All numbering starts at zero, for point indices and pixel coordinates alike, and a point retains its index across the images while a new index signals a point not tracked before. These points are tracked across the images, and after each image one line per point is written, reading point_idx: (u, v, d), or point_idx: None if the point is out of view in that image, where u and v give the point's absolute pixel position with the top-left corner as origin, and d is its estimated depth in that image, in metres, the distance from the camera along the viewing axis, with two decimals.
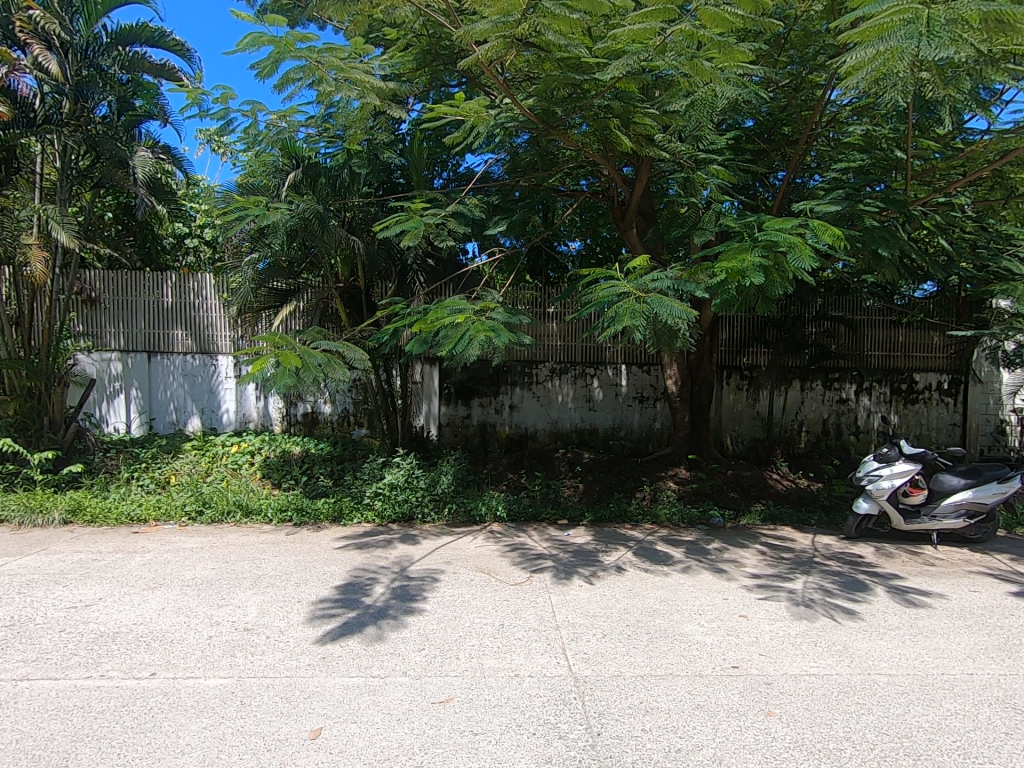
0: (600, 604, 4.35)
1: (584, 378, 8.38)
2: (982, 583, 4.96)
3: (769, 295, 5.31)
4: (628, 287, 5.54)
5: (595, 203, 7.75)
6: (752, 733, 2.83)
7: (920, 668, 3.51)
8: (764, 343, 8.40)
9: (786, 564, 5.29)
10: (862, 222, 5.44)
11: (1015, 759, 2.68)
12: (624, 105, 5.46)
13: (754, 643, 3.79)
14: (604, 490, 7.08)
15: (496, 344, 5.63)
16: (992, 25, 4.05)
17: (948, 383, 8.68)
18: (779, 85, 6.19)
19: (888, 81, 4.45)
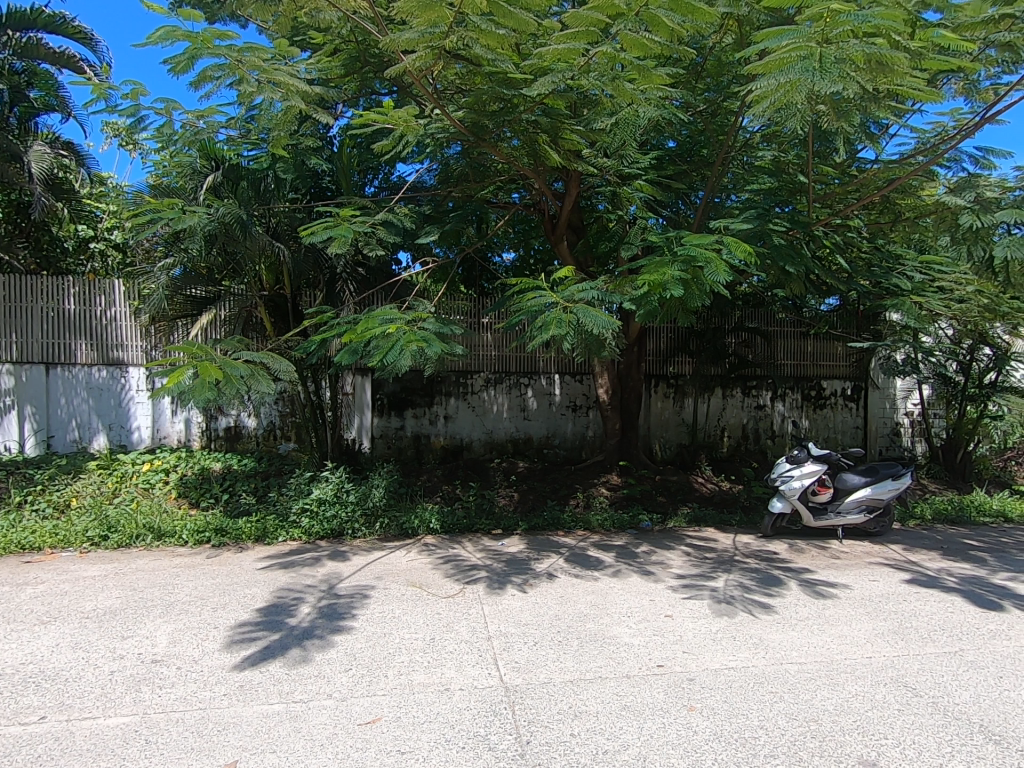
0: (531, 611, 4.38)
1: (519, 387, 8.47)
2: (880, 573, 5.39)
3: (689, 307, 5.58)
4: (556, 300, 5.69)
5: (526, 216, 7.93)
6: (675, 729, 2.93)
7: (826, 655, 3.77)
8: (688, 353, 8.84)
9: (709, 564, 5.54)
10: (771, 241, 5.85)
11: (906, 733, 2.92)
12: (551, 121, 5.65)
13: (678, 641, 3.94)
14: (539, 498, 7.14)
15: (428, 354, 5.56)
16: (875, 66, 4.50)
17: (851, 389, 9.47)
18: (696, 109, 6.64)
19: (788, 111, 4.86)
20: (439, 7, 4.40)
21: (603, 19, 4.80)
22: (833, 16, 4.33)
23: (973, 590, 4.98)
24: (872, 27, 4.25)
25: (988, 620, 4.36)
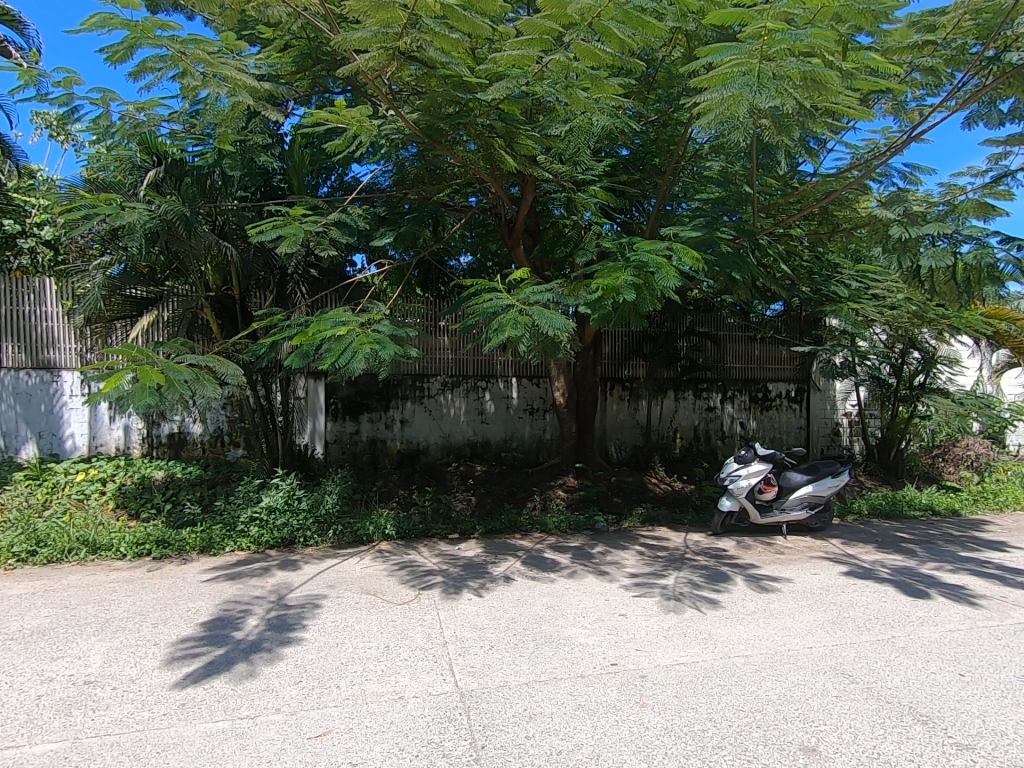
0: (488, 615, 4.38)
1: (476, 390, 8.45)
2: (821, 566, 5.65)
3: (641, 311, 5.72)
4: (512, 303, 5.72)
5: (483, 220, 7.96)
6: (627, 726, 2.98)
7: (770, 647, 3.92)
8: (642, 356, 9.04)
9: (661, 562, 5.67)
10: (719, 248, 6.07)
11: (843, 718, 3.07)
12: (506, 126, 5.68)
13: (631, 639, 4.01)
14: (496, 502, 7.14)
15: (382, 357, 5.48)
16: (810, 84, 4.74)
17: (795, 391, 9.92)
18: (648, 119, 6.83)
19: (732, 124, 5.07)
20: (392, 8, 4.36)
21: (556, 28, 4.88)
22: (772, 35, 4.55)
23: (903, 580, 5.30)
24: (807, 47, 4.49)
25: (917, 608, 4.64)
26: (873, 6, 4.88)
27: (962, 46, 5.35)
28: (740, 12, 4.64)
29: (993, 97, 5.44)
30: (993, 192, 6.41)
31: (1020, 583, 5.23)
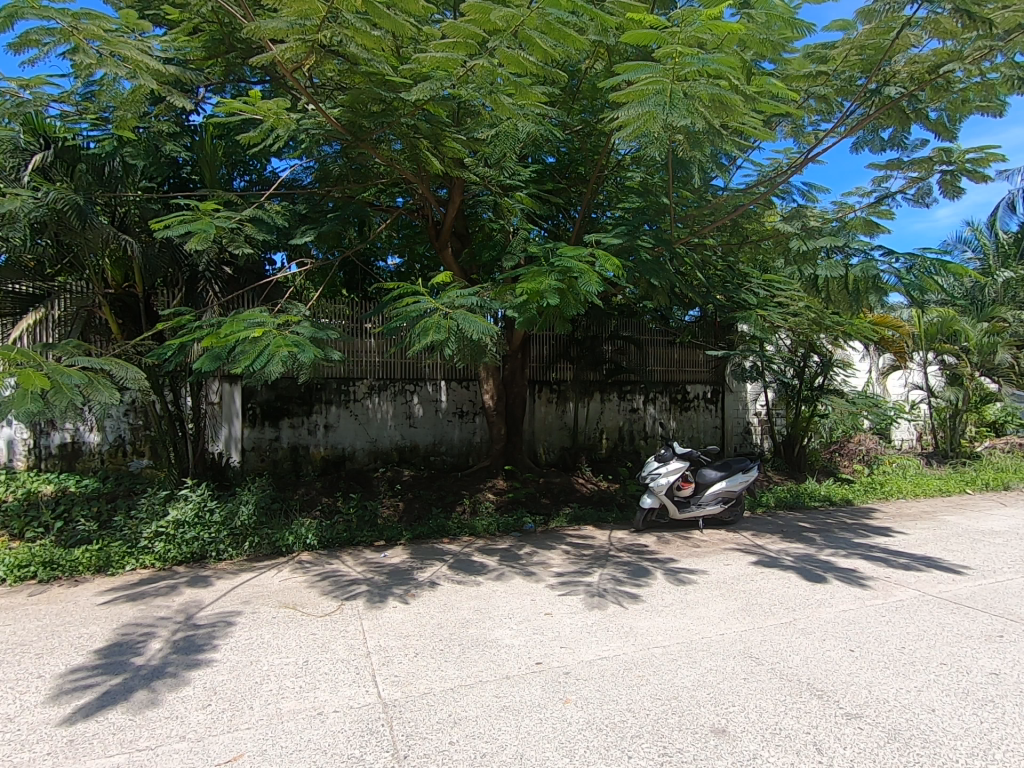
0: (413, 622, 4.30)
1: (404, 394, 8.30)
2: (733, 557, 6.01)
3: (566, 315, 5.85)
4: (438, 306, 5.67)
5: (411, 221, 7.86)
6: (550, 723, 3.02)
7: (687, 636, 4.12)
8: (569, 359, 9.24)
9: (586, 560, 5.81)
10: (639, 256, 6.33)
11: (750, 699, 3.27)
12: (431, 128, 5.62)
13: (556, 637, 4.08)
14: (425, 507, 7.04)
15: (301, 360, 5.25)
16: (718, 104, 5.05)
17: (711, 393, 10.51)
18: (573, 128, 7.02)
19: (649, 138, 5.30)
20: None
21: (480, 33, 4.89)
22: (683, 56, 4.82)
23: (804, 566, 5.73)
24: (715, 69, 4.79)
25: (815, 591, 5.03)
26: (772, 36, 5.28)
27: (849, 78, 5.89)
28: (654, 33, 4.88)
29: (876, 126, 6.02)
30: (877, 211, 7.08)
31: (901, 564, 5.81)
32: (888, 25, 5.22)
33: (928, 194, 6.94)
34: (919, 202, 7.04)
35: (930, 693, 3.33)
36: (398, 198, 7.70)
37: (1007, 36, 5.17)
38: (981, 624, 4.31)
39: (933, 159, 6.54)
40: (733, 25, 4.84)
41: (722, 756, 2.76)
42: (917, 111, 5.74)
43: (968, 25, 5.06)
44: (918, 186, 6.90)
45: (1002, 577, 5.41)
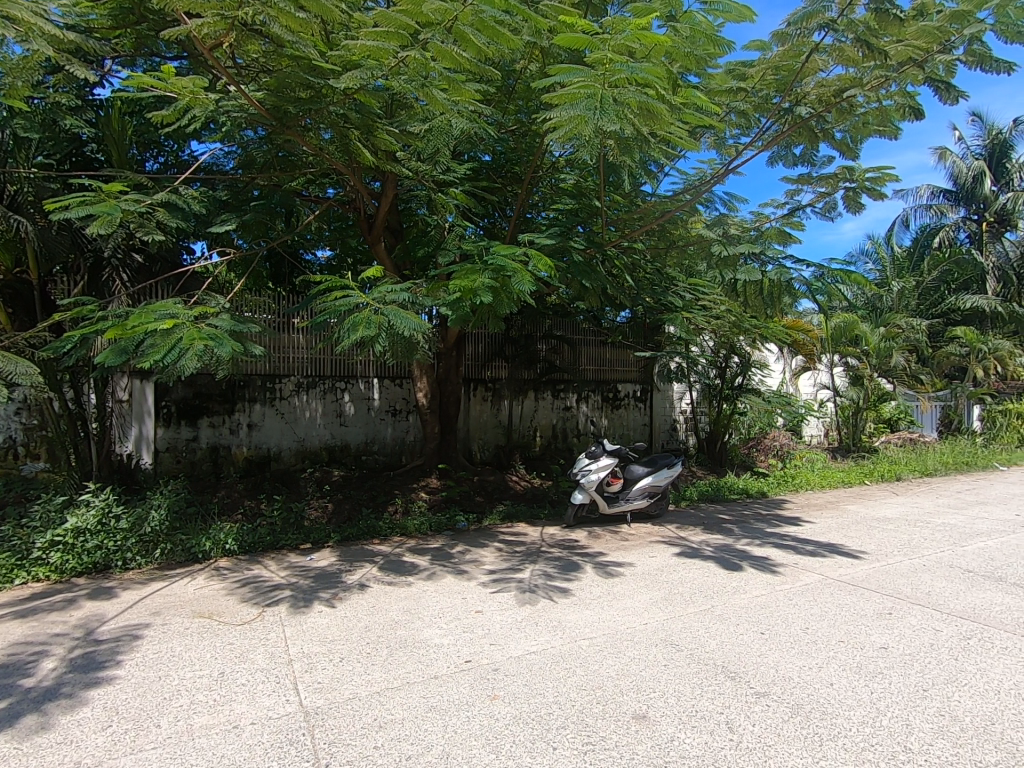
0: (339, 626, 4.17)
1: (334, 392, 8.03)
2: (658, 549, 6.25)
3: (498, 314, 5.86)
4: (369, 302, 5.52)
5: (342, 213, 7.63)
6: (478, 720, 3.02)
7: (612, 627, 4.24)
8: (503, 357, 9.28)
9: (518, 557, 5.85)
10: (570, 257, 6.45)
11: (670, 684, 3.41)
12: (361, 118, 5.45)
13: (485, 634, 4.08)
14: (354, 508, 6.83)
15: (219, 355, 4.96)
16: (645, 112, 5.22)
17: (640, 391, 10.87)
18: (507, 128, 7.05)
19: (581, 141, 5.41)
20: None
21: (412, 24, 4.78)
22: (612, 63, 4.94)
23: (723, 556, 6.04)
24: (643, 78, 4.94)
25: (732, 579, 5.32)
26: (696, 50, 5.51)
27: (766, 96, 6.25)
28: (585, 38, 4.96)
29: (789, 143, 6.43)
30: (790, 222, 7.58)
31: (808, 551, 6.25)
32: (799, 48, 5.60)
33: (834, 208, 7.50)
34: (826, 215, 7.59)
35: (829, 668, 3.60)
36: (329, 189, 7.45)
37: (901, 67, 5.65)
38: (874, 603, 4.72)
39: (838, 176, 7.07)
40: (660, 36, 4.99)
41: (642, 741, 2.86)
42: (824, 130, 6.18)
43: (868, 55, 5.49)
44: (825, 200, 7.44)
45: (892, 559, 5.95)
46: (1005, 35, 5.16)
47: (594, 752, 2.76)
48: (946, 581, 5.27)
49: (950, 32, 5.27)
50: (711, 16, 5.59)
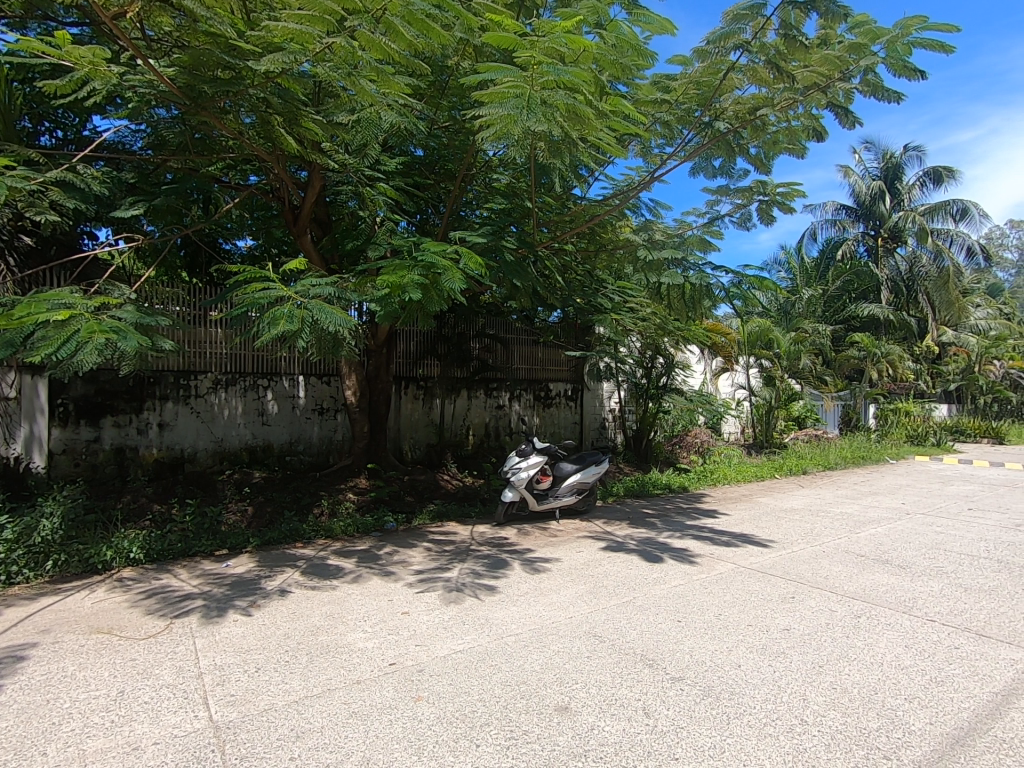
0: (256, 635, 3.98)
1: (255, 389, 7.63)
2: (585, 544, 6.40)
3: (428, 311, 5.77)
4: (292, 296, 5.29)
5: (265, 203, 7.29)
6: (401, 722, 2.98)
7: (538, 622, 4.31)
8: (436, 356, 9.19)
9: (447, 556, 5.81)
10: (501, 256, 6.46)
11: (591, 675, 3.51)
12: (285, 104, 5.20)
13: (411, 636, 4.03)
14: (277, 511, 6.53)
15: (122, 350, 4.59)
16: (573, 116, 5.32)
17: (571, 390, 11.10)
18: (439, 124, 6.98)
19: (511, 141, 5.45)
20: None
21: (338, 10, 4.63)
22: (541, 65, 5.00)
23: (646, 549, 6.29)
24: (570, 82, 5.03)
25: (653, 571, 5.54)
26: (623, 60, 5.67)
27: (688, 109, 6.55)
28: (515, 39, 4.99)
29: (708, 155, 6.77)
30: (710, 231, 7.99)
31: (723, 542, 6.62)
32: (717, 66, 5.91)
33: (749, 220, 7.98)
34: (742, 225, 8.06)
35: (738, 651, 3.84)
36: (252, 177, 7.09)
37: (807, 91, 6.09)
38: (779, 588, 5.07)
39: (752, 189, 7.53)
40: (587, 43, 5.08)
41: (563, 732, 2.92)
42: (740, 145, 6.54)
43: (778, 77, 5.86)
44: (741, 212, 7.90)
45: (797, 547, 6.41)
46: (894, 68, 5.66)
47: (516, 746, 2.80)
48: (842, 565, 5.74)
49: (847, 62, 5.73)
50: (637, 28, 5.78)
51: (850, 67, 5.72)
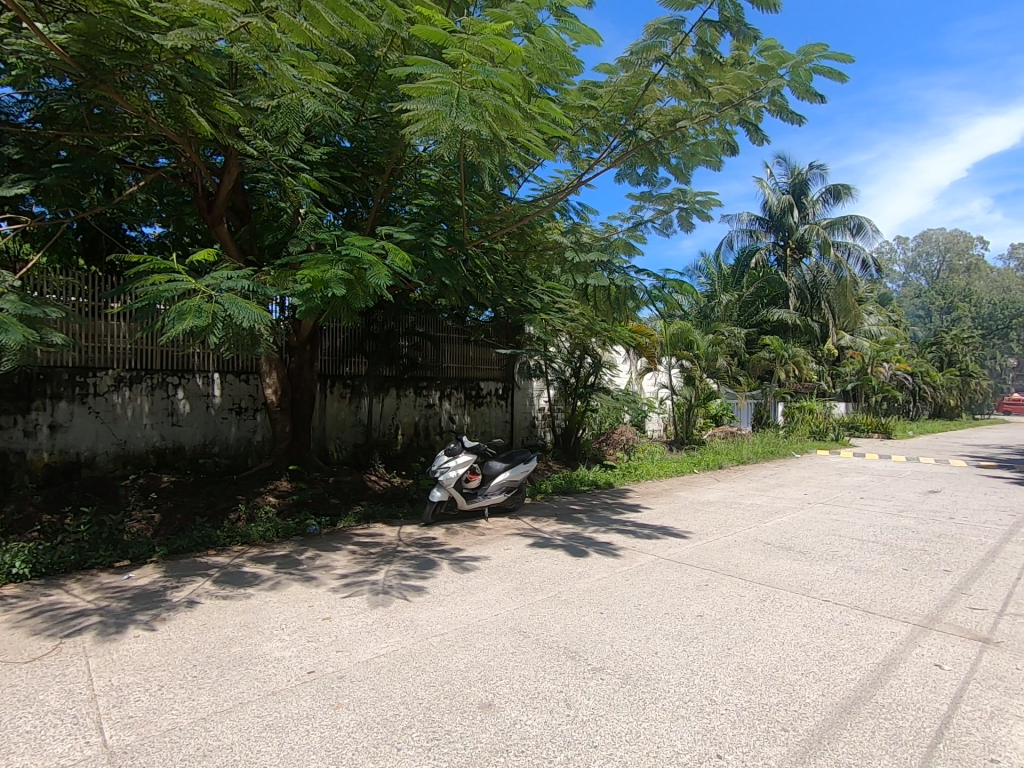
0: (161, 651, 3.71)
1: (164, 387, 7.11)
2: (513, 541, 6.46)
3: (354, 308, 5.57)
4: (203, 288, 4.97)
5: (176, 188, 6.82)
6: (318, 732, 2.88)
7: (464, 621, 4.29)
8: (363, 353, 8.95)
9: (372, 559, 5.66)
10: (430, 253, 6.35)
11: (516, 670, 3.54)
12: (197, 83, 4.86)
13: (332, 642, 3.89)
14: (187, 518, 6.09)
15: (2, 343, 4.13)
16: (502, 118, 5.33)
17: (502, 389, 11.15)
18: (366, 117, 6.79)
19: (439, 138, 5.38)
20: None
21: None
22: (470, 64, 4.98)
23: (571, 544, 6.43)
24: (500, 83, 5.05)
25: (578, 565, 5.68)
26: (551, 65, 5.77)
27: (613, 117, 6.75)
28: (444, 34, 4.92)
29: (632, 163, 7.01)
30: (634, 235, 8.28)
31: (644, 534, 6.90)
32: (639, 77, 6.14)
33: (670, 226, 8.34)
34: (664, 231, 8.41)
35: (655, 638, 4.01)
36: (160, 159, 6.61)
37: (722, 108, 6.44)
38: (695, 577, 5.34)
39: (673, 197, 7.87)
40: (516, 45, 5.10)
41: (486, 729, 2.93)
42: (661, 155, 6.82)
43: (696, 92, 6.15)
44: (663, 218, 8.24)
45: (711, 537, 6.79)
46: (797, 91, 6.10)
47: (439, 747, 2.77)
48: (751, 553, 6.14)
49: (757, 84, 6.12)
50: (565, 35, 5.89)
51: (760, 87, 6.10)
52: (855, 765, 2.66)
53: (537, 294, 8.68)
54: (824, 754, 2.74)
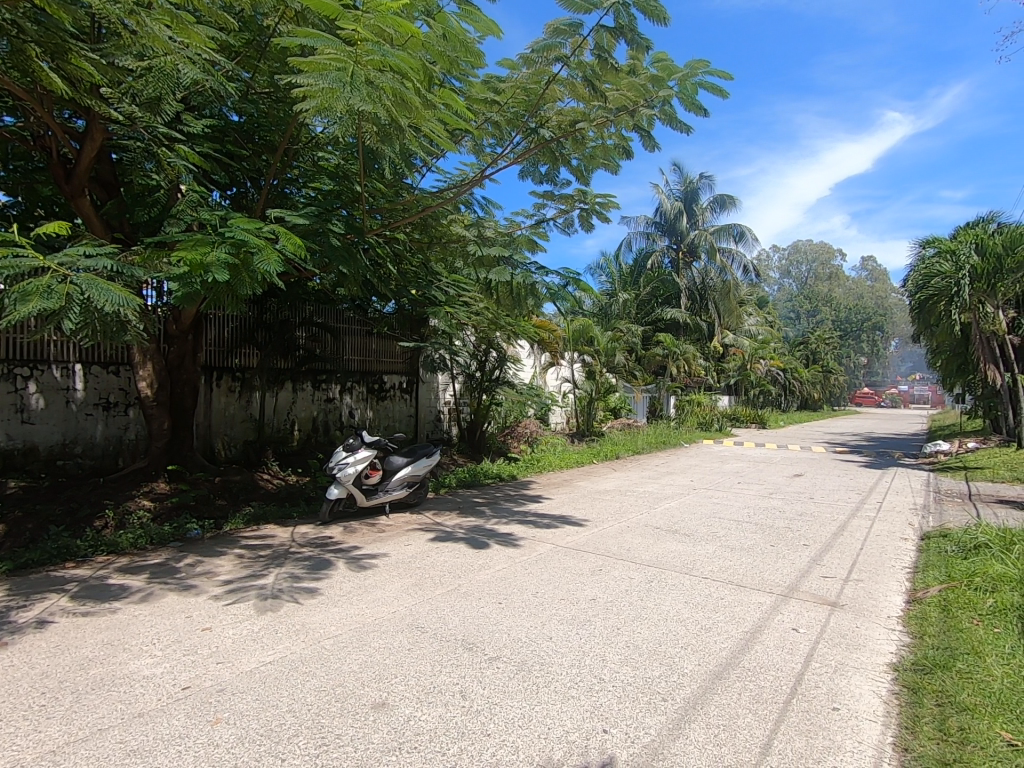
0: (1, 680, 3.24)
1: (10, 379, 6.19)
2: (413, 537, 6.35)
3: (239, 295, 5.16)
4: (56, 267, 4.37)
5: (26, 152, 5.97)
6: (192, 752, 2.66)
7: (360, 621, 4.15)
8: (255, 344, 8.37)
9: (261, 562, 5.31)
10: (326, 239, 6.03)
11: (412, 667, 3.48)
12: (47, 32, 4.25)
13: (212, 654, 3.61)
14: (40, 528, 5.37)
15: None
16: (401, 103, 5.16)
17: (406, 383, 10.93)
18: (255, 90, 6.30)
19: (334, 117, 5.10)
20: None
21: None
22: (366, 43, 4.77)
23: (473, 537, 6.45)
24: (397, 66, 4.89)
25: (478, 558, 5.70)
26: (452, 54, 5.68)
27: (516, 114, 6.80)
28: (338, 9, 4.67)
29: (534, 160, 7.11)
30: (536, 232, 8.43)
31: (544, 524, 7.09)
32: (540, 76, 6.23)
33: (571, 225, 8.58)
34: (565, 230, 8.64)
35: (550, 624, 4.13)
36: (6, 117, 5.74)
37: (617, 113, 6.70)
38: (590, 563, 5.56)
39: (574, 197, 8.11)
40: (415, 29, 4.95)
41: (378, 728, 2.86)
42: (562, 155, 6.98)
43: (594, 96, 6.35)
44: (565, 217, 8.46)
45: (607, 524, 7.11)
46: (684, 102, 6.50)
47: (327, 752, 2.66)
48: (642, 537, 6.51)
49: (649, 92, 6.44)
50: (467, 25, 5.83)
51: (651, 96, 6.43)
52: (722, 725, 2.91)
53: (441, 286, 8.56)
54: (697, 718, 2.96)
